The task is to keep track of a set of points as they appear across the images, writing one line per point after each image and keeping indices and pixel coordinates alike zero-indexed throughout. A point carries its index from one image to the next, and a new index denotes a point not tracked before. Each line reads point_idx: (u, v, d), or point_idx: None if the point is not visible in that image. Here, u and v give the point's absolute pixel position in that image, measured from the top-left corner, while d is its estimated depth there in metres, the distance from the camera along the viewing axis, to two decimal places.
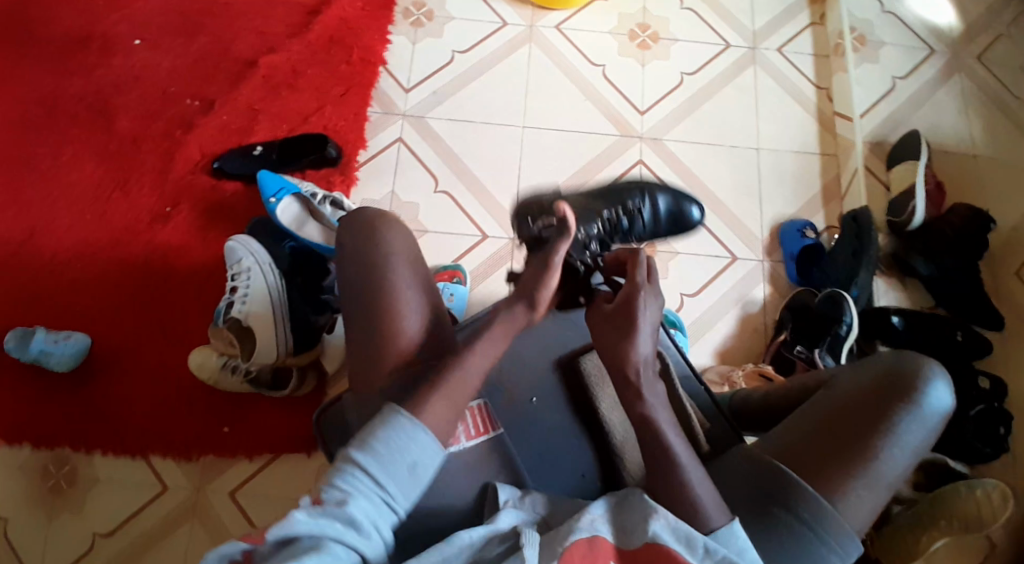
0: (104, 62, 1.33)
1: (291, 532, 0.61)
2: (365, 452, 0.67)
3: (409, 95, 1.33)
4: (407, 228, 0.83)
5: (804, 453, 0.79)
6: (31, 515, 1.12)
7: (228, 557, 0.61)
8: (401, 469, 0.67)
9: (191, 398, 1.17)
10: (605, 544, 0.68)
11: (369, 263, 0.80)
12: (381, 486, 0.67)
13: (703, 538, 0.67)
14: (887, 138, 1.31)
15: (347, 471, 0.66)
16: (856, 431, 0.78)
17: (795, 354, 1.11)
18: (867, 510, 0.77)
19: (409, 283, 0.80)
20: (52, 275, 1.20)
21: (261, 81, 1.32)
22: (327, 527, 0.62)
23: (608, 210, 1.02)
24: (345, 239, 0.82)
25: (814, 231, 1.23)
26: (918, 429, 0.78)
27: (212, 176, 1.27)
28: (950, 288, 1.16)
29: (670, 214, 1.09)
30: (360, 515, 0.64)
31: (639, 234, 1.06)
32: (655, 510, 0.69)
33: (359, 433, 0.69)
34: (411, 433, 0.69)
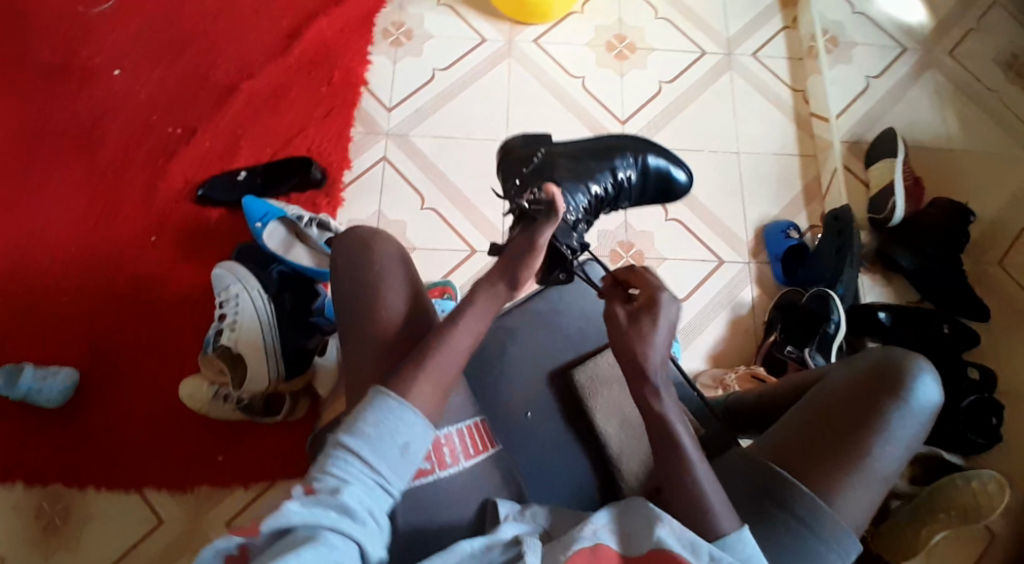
0: (83, 94, 1.33)
1: (284, 522, 0.58)
2: (355, 436, 0.65)
3: (391, 113, 1.34)
4: (396, 242, 0.84)
5: (799, 450, 0.79)
6: (25, 555, 1.10)
7: (223, 553, 0.59)
8: (393, 450, 0.66)
9: (184, 428, 1.17)
10: (610, 552, 0.67)
11: (360, 277, 0.81)
12: (375, 471, 0.64)
13: (707, 544, 0.67)
14: (864, 137, 1.33)
15: (337, 457, 0.64)
16: (849, 426, 0.78)
17: (786, 355, 1.11)
18: (863, 506, 0.77)
19: (394, 302, 0.79)
20: (38, 311, 1.19)
21: (242, 107, 1.32)
22: (322, 516, 0.59)
23: (601, 180, 0.97)
24: (337, 254, 0.83)
25: (797, 231, 1.25)
26: (911, 424, 0.78)
27: (197, 203, 1.26)
28: (936, 281, 1.17)
29: (658, 173, 1.04)
30: (355, 501, 0.62)
31: (626, 200, 1.03)
32: (660, 517, 0.68)
33: (347, 421, 0.67)
34: (401, 414, 0.67)
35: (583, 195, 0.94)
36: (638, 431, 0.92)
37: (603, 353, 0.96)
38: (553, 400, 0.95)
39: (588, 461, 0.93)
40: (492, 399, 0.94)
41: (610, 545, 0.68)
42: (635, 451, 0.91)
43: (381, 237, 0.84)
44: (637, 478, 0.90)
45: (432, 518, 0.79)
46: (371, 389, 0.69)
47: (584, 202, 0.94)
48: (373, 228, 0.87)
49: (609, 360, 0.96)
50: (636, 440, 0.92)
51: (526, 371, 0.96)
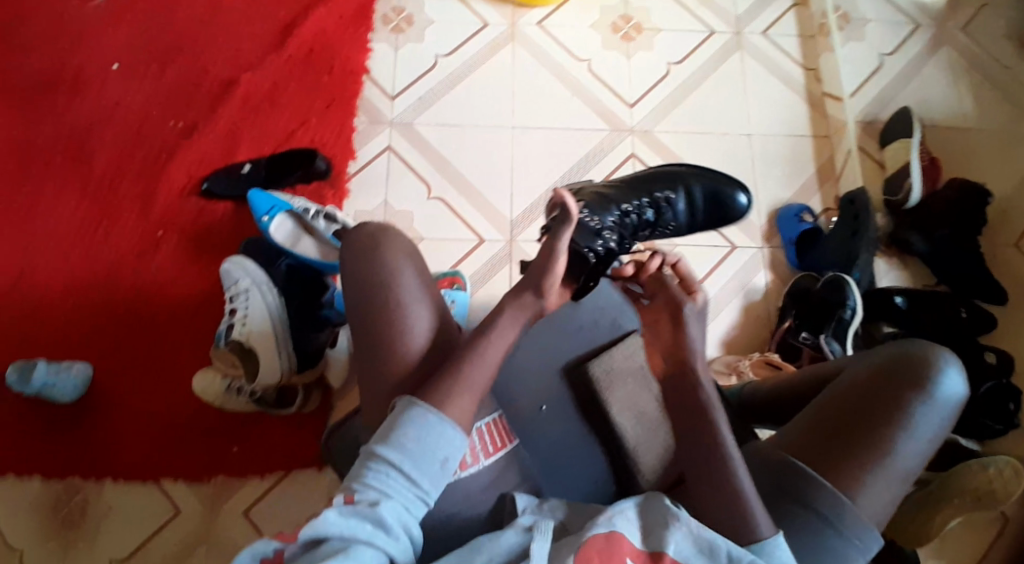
0: (82, 91, 1.32)
1: (322, 531, 0.64)
2: (392, 448, 0.70)
3: (394, 102, 1.32)
4: (405, 242, 0.83)
5: (819, 444, 0.80)
6: (45, 548, 1.11)
7: (261, 555, 0.63)
8: (428, 464, 0.71)
9: (197, 422, 1.17)
10: (626, 541, 0.67)
11: (369, 282, 0.80)
12: (410, 484, 0.70)
13: (726, 544, 0.67)
14: (879, 116, 1.30)
15: (375, 470, 0.70)
16: (869, 421, 0.79)
17: (801, 342, 1.11)
18: (884, 501, 0.77)
19: (411, 298, 0.80)
20: (49, 309, 1.20)
21: (243, 98, 1.31)
22: (358, 528, 0.65)
23: (634, 202, 0.99)
24: (346, 259, 0.82)
25: (811, 215, 1.23)
26: (932, 417, 0.79)
27: (202, 198, 1.26)
28: (951, 263, 1.15)
29: (710, 202, 1.06)
30: (390, 514, 0.67)
31: (671, 222, 1.03)
32: (676, 517, 0.69)
33: (383, 431, 0.72)
34: (437, 429, 0.72)
35: (614, 213, 0.95)
36: (655, 424, 0.95)
37: (620, 345, 0.98)
38: (568, 396, 0.95)
39: (603, 454, 0.94)
40: (506, 397, 0.93)
41: (626, 534, 0.68)
42: (653, 444, 0.94)
43: (389, 233, 0.83)
44: (655, 472, 0.92)
45: (453, 514, 0.80)
46: (405, 400, 0.74)
47: (614, 217, 0.94)
48: (379, 225, 0.86)
49: (624, 354, 0.97)
50: (654, 433, 0.95)
51: (538, 366, 0.95)
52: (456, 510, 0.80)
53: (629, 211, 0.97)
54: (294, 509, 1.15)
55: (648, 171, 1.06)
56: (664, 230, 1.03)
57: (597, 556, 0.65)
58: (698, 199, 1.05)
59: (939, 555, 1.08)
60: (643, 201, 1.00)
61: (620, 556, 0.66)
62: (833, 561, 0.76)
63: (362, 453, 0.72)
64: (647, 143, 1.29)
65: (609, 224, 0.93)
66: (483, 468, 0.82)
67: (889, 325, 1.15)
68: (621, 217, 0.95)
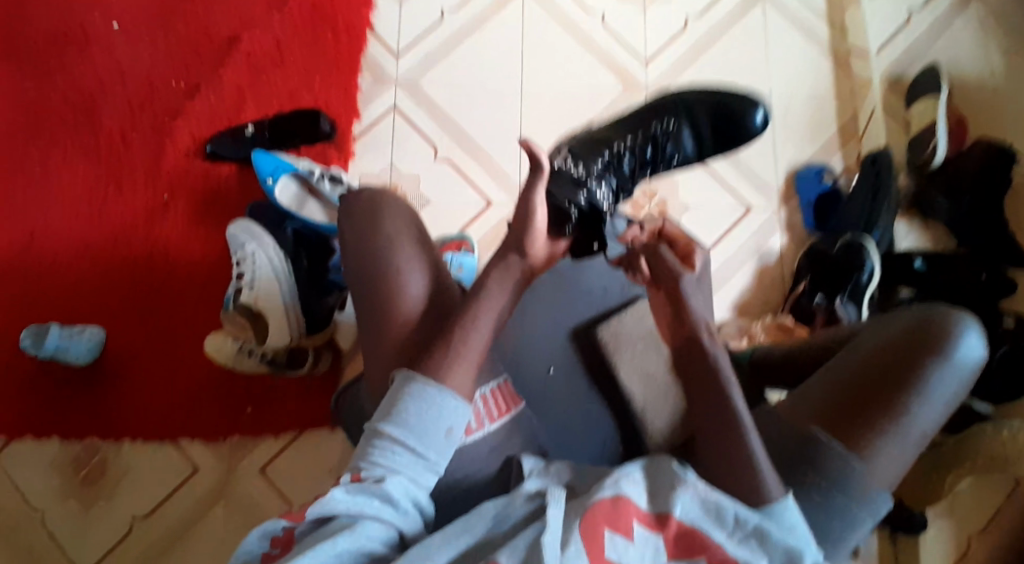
0: (83, 52, 1.29)
1: (328, 509, 0.65)
2: (396, 425, 0.70)
3: (400, 60, 1.28)
4: (402, 207, 0.83)
5: (835, 410, 0.79)
6: (68, 506, 1.14)
7: (270, 533, 0.66)
8: (434, 436, 0.71)
9: (211, 384, 1.19)
10: (632, 504, 0.67)
11: (367, 244, 0.80)
12: (417, 457, 0.70)
13: (733, 510, 0.67)
14: (907, 73, 1.25)
15: (381, 446, 0.70)
16: (887, 386, 0.79)
17: (815, 304, 1.09)
18: (893, 467, 0.78)
19: (410, 270, 0.80)
20: (62, 273, 1.20)
21: (246, 57, 1.28)
22: (365, 504, 0.66)
23: (629, 138, 0.96)
24: (344, 223, 0.83)
25: (830, 176, 1.20)
26: (948, 384, 0.79)
27: (207, 160, 1.24)
28: (975, 224, 1.12)
29: (716, 126, 1.01)
30: (396, 489, 0.68)
31: (676, 147, 0.99)
32: (684, 480, 0.69)
33: (386, 407, 0.72)
34: (439, 401, 0.72)
35: (603, 155, 0.92)
36: (663, 386, 0.94)
37: (630, 310, 0.98)
38: (577, 360, 0.95)
39: (611, 419, 0.94)
40: (515, 358, 0.93)
41: (633, 497, 0.68)
42: (661, 408, 0.93)
43: (387, 201, 0.84)
44: (662, 433, 0.91)
45: (457, 477, 0.81)
46: (405, 374, 0.73)
47: (602, 160, 0.92)
48: (378, 193, 0.86)
49: (633, 318, 0.97)
50: (661, 396, 0.93)
51: (547, 330, 0.95)
52: (461, 474, 0.81)
53: (623, 151, 0.95)
54: (308, 466, 1.16)
55: (650, 103, 1.02)
56: (664, 166, 1.00)
57: (603, 519, 0.65)
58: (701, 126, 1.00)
59: (948, 512, 1.08)
60: (639, 137, 0.97)
61: (626, 521, 0.66)
62: (840, 520, 0.77)
63: (368, 431, 0.72)
64: None
65: (597, 167, 0.91)
66: (490, 438, 0.83)
67: (907, 288, 1.12)
68: (610, 158, 0.93)
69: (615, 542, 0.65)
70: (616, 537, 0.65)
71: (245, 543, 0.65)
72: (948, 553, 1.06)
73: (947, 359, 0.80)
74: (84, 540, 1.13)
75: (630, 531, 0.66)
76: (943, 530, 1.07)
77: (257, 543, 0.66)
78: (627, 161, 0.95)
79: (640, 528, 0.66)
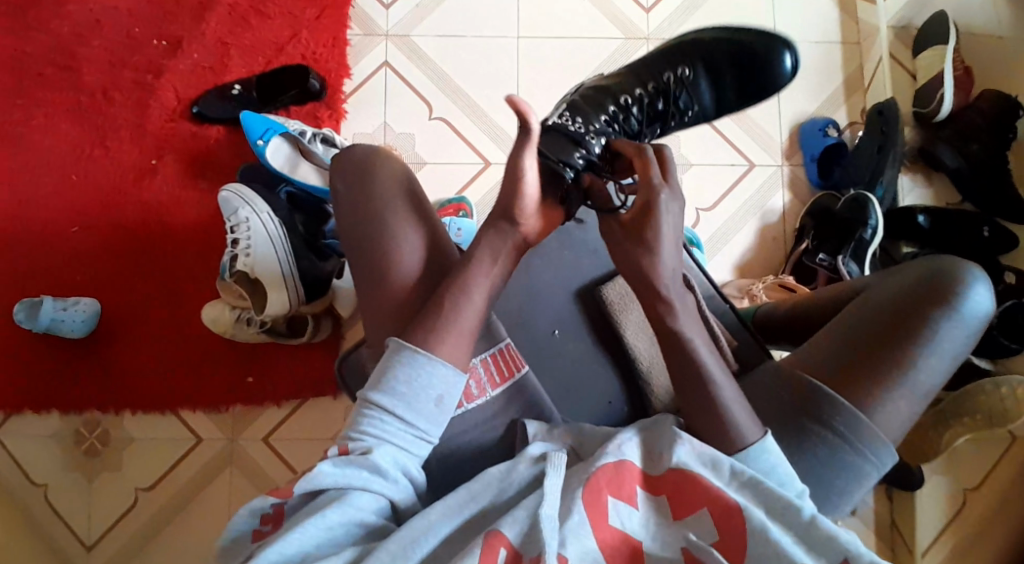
0: (57, 7, 1.22)
1: (316, 484, 0.65)
2: (385, 394, 0.69)
3: (390, 11, 1.22)
4: (399, 167, 0.80)
5: (840, 366, 0.80)
6: (72, 477, 1.14)
7: (260, 510, 0.66)
8: (422, 403, 0.70)
9: (209, 353, 1.17)
10: (633, 468, 0.68)
11: (364, 210, 0.78)
12: (406, 425, 0.69)
13: (729, 459, 0.67)
14: (913, 22, 1.18)
15: (370, 415, 0.69)
16: (893, 340, 0.79)
17: (817, 263, 1.07)
18: (902, 418, 0.79)
19: (403, 241, 0.77)
20: (48, 243, 1.17)
21: (228, 11, 1.22)
22: (353, 476, 0.66)
23: (639, 89, 0.89)
24: (339, 183, 0.80)
25: (836, 129, 1.17)
26: (955, 336, 0.79)
27: (194, 123, 1.19)
28: (979, 180, 1.10)
29: (737, 71, 0.94)
30: (385, 459, 0.67)
31: (697, 103, 0.94)
32: (679, 436, 0.69)
33: (375, 376, 0.71)
34: (426, 368, 0.70)
35: (608, 110, 0.85)
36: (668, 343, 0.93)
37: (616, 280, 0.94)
38: (581, 319, 0.94)
39: (619, 382, 0.93)
40: (522, 319, 0.93)
41: (633, 461, 0.69)
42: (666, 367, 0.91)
43: (381, 159, 0.81)
44: (667, 392, 0.90)
45: (464, 444, 0.80)
46: (393, 343, 0.72)
47: (607, 115, 0.85)
48: (374, 149, 0.82)
49: None
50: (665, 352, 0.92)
51: (553, 294, 0.94)
52: (467, 442, 0.80)
53: (630, 104, 0.88)
54: (312, 431, 1.17)
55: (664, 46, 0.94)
56: (675, 120, 0.93)
57: (606, 485, 0.66)
58: (720, 73, 0.94)
59: (945, 469, 1.11)
60: (650, 88, 0.90)
61: (629, 485, 0.67)
62: (848, 477, 0.78)
63: (358, 400, 0.71)
64: None
65: (600, 122, 0.83)
66: (496, 407, 0.82)
67: (909, 246, 1.12)
68: (616, 113, 0.85)
69: (617, 508, 0.65)
70: (620, 502, 0.65)
71: (234, 525, 0.65)
72: (944, 507, 1.10)
73: (955, 312, 0.80)
74: (89, 509, 1.14)
75: (633, 496, 0.66)
76: (940, 487, 1.10)
77: (247, 523, 0.65)
78: (636, 117, 0.88)
79: (642, 493, 0.67)
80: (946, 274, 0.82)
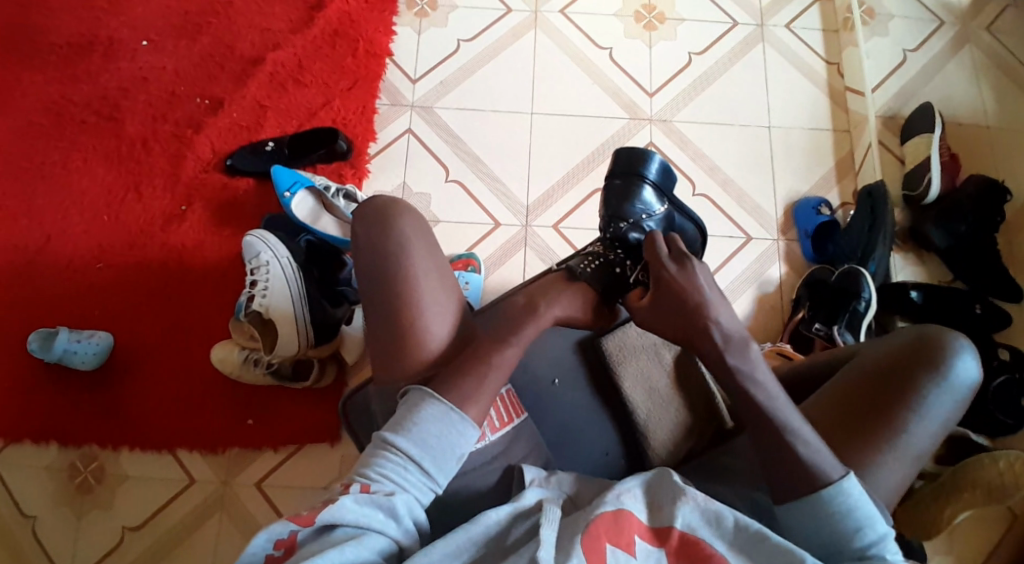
0: (111, 66, 1.34)
1: (336, 517, 0.62)
2: (409, 440, 0.70)
3: (416, 85, 1.34)
4: (419, 215, 0.82)
5: (833, 428, 0.77)
6: (61, 513, 1.13)
7: (277, 536, 0.61)
8: (447, 461, 0.71)
9: (211, 394, 1.18)
10: (633, 517, 0.67)
11: (384, 258, 0.79)
12: (425, 477, 0.69)
13: (732, 514, 0.66)
14: (900, 112, 1.31)
15: (392, 460, 0.69)
16: (884, 402, 0.77)
17: (813, 332, 1.10)
18: (895, 480, 0.75)
19: (430, 315, 0.78)
20: (72, 278, 1.22)
21: (267, 77, 1.33)
22: (371, 516, 0.64)
23: None
24: (360, 229, 0.81)
25: (828, 208, 1.24)
26: (946, 400, 0.77)
27: (225, 173, 1.28)
28: (968, 256, 1.16)
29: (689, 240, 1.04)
30: (402, 505, 0.66)
31: None
32: (685, 493, 0.68)
33: (397, 420, 0.72)
34: (459, 428, 0.72)
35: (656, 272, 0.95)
36: (666, 399, 0.88)
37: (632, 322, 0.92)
38: (580, 369, 0.91)
39: (616, 434, 0.89)
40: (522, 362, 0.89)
41: (633, 510, 0.67)
42: (664, 418, 0.87)
43: (401, 207, 0.82)
44: (665, 447, 0.86)
45: (459, 487, 0.76)
46: (420, 392, 0.73)
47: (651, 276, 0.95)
48: (387, 209, 0.82)
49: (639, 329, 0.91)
50: (664, 407, 0.88)
51: (555, 340, 0.91)
52: (459, 485, 0.76)
53: None
54: (306, 479, 1.15)
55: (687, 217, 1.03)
56: None
57: (606, 532, 0.64)
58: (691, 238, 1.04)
59: (948, 548, 1.09)
60: None
61: (628, 534, 0.65)
62: None
63: (377, 439, 0.71)
64: (665, 132, 1.30)
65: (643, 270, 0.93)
66: (494, 450, 0.78)
67: (903, 318, 1.15)
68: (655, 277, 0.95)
69: (616, 555, 0.63)
70: (618, 551, 0.63)
71: (252, 544, 0.60)
72: None
73: (945, 377, 0.77)
74: (73, 548, 1.11)
75: (631, 544, 0.65)
76: None
77: (262, 545, 0.60)
78: None
79: (642, 542, 0.65)
80: (934, 338, 0.80)
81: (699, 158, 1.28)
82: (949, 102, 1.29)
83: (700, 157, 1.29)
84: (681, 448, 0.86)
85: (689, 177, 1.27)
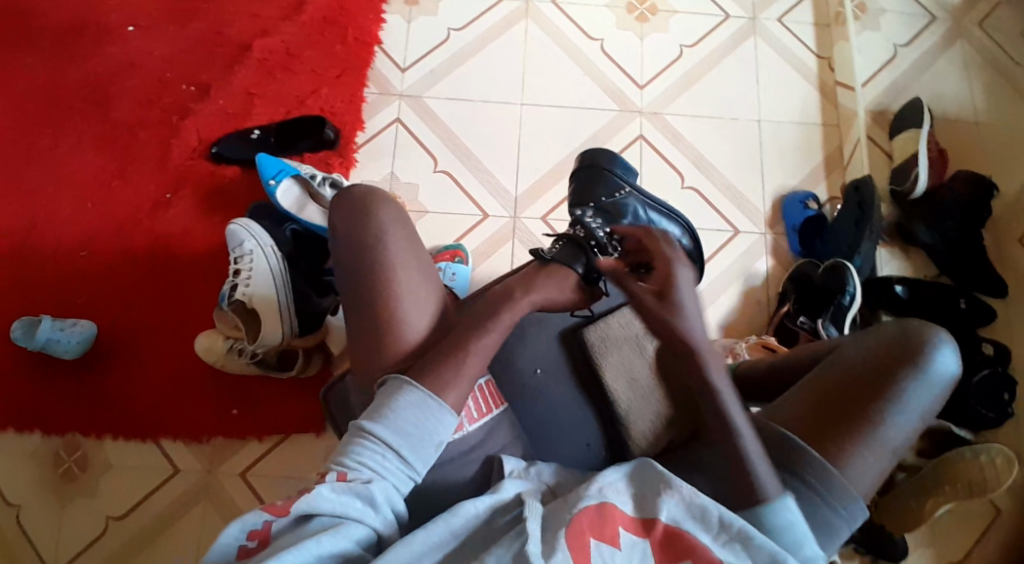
0: (97, 49, 1.33)
1: (313, 507, 0.62)
2: (386, 428, 0.69)
3: (405, 74, 1.33)
4: (398, 206, 0.82)
5: (809, 420, 0.78)
6: (44, 501, 1.12)
7: (250, 527, 0.61)
8: (424, 448, 0.70)
9: (197, 383, 1.17)
10: (616, 510, 0.67)
11: (364, 249, 0.78)
12: (403, 464, 0.69)
13: (718, 509, 0.66)
14: (890, 106, 1.31)
15: (370, 448, 0.68)
16: (860, 395, 0.77)
17: (798, 325, 1.11)
18: (871, 474, 0.76)
19: (409, 308, 0.77)
20: (56, 265, 1.21)
21: (256, 64, 1.32)
22: (349, 505, 0.64)
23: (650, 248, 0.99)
24: (338, 219, 0.81)
25: (816, 203, 1.24)
26: (923, 395, 0.77)
27: (212, 161, 1.27)
28: (952, 253, 1.17)
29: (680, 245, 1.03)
30: (380, 492, 0.66)
31: None
32: (670, 486, 0.68)
33: (374, 408, 0.71)
34: (436, 415, 0.72)
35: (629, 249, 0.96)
36: (646, 391, 0.88)
37: (616, 314, 0.93)
38: (563, 360, 0.91)
39: (597, 425, 0.89)
40: (504, 356, 0.88)
41: (617, 504, 0.68)
42: (644, 411, 0.87)
43: (380, 198, 0.82)
44: (646, 438, 0.86)
45: (437, 477, 0.77)
46: (397, 380, 0.73)
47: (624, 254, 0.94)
48: (366, 198, 0.81)
49: (621, 321, 0.92)
50: (644, 399, 0.88)
51: (538, 332, 0.91)
52: (439, 475, 0.77)
53: None
54: (291, 470, 1.15)
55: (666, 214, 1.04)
56: None
57: (589, 528, 0.64)
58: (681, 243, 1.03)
59: (929, 541, 1.10)
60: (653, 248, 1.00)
61: (613, 527, 0.65)
62: (820, 532, 0.75)
63: (353, 428, 0.70)
64: (656, 125, 1.30)
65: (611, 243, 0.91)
66: (474, 440, 0.79)
67: (887, 314, 1.15)
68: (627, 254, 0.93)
69: (601, 550, 0.63)
70: (602, 545, 0.63)
71: (224, 536, 0.60)
72: None
73: (922, 371, 0.77)
74: (56, 536, 1.11)
75: (616, 537, 0.65)
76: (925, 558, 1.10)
77: (235, 535, 0.60)
78: None
79: (626, 534, 0.65)
80: (913, 334, 0.80)
81: (688, 151, 1.28)
82: (939, 98, 1.30)
83: (690, 149, 1.28)
84: (662, 439, 0.86)
85: (678, 169, 1.27)
